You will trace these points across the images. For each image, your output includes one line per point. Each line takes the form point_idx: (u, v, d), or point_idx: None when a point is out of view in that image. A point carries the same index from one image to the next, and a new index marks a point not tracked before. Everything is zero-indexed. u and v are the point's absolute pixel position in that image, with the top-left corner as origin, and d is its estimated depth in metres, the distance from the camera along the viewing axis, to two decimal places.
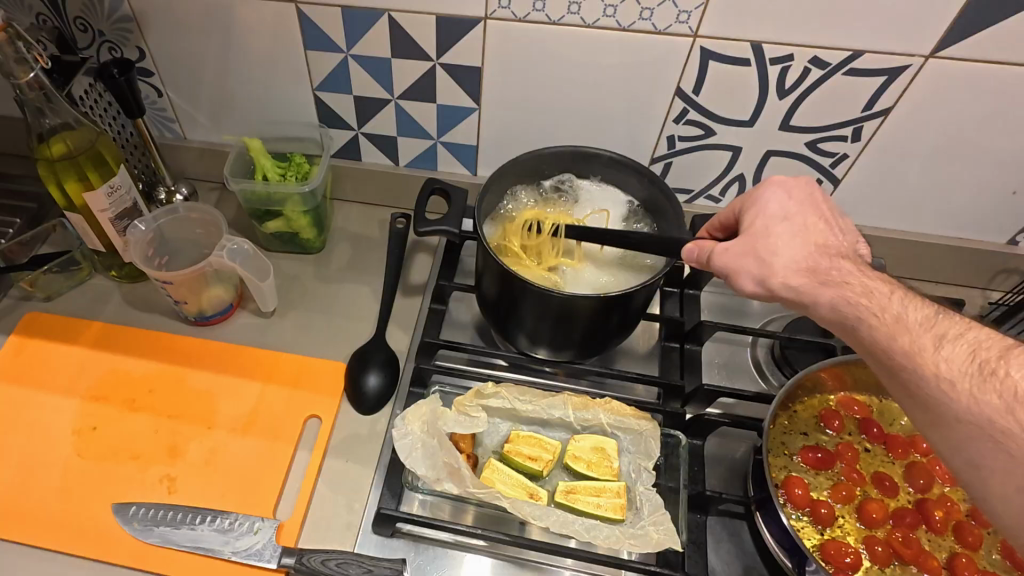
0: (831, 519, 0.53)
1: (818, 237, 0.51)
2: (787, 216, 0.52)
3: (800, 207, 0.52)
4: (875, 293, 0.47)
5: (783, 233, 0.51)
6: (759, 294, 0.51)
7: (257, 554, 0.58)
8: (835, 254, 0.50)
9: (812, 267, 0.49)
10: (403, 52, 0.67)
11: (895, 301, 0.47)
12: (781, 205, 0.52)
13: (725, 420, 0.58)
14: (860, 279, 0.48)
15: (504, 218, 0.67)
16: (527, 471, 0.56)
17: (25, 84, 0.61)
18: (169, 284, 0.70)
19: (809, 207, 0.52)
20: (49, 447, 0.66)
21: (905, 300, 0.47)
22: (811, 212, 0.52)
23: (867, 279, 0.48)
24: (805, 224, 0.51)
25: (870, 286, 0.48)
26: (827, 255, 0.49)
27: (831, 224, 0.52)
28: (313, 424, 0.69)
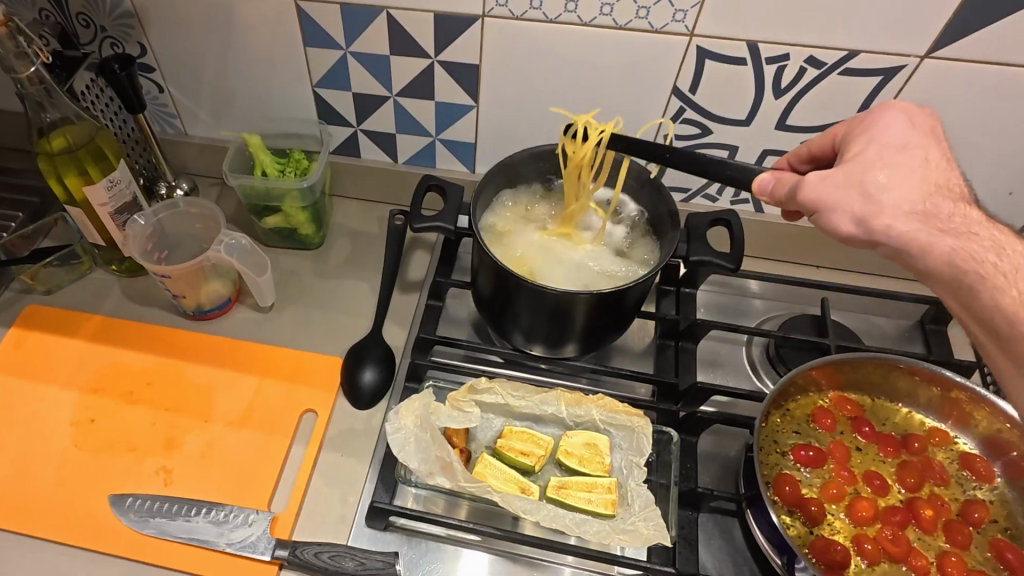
0: (821, 517, 0.53)
1: (938, 177, 0.48)
2: (903, 150, 0.48)
3: (917, 143, 0.49)
4: (1002, 248, 0.44)
5: (897, 171, 0.47)
6: (855, 234, 0.47)
7: (251, 546, 0.59)
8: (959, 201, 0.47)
9: (930, 215, 0.45)
10: (401, 49, 0.67)
11: (1020, 266, 0.44)
12: (899, 134, 0.49)
13: (717, 417, 0.58)
14: (986, 231, 0.45)
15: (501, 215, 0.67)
16: (519, 466, 0.56)
17: (25, 78, 0.62)
18: (167, 278, 0.70)
19: (930, 144, 0.49)
20: (48, 439, 0.67)
21: None
22: (931, 150, 0.49)
23: (989, 232, 0.45)
24: (926, 161, 0.48)
25: (995, 240, 0.45)
26: (946, 193, 0.47)
27: (944, 161, 0.49)
28: (309, 418, 0.69)
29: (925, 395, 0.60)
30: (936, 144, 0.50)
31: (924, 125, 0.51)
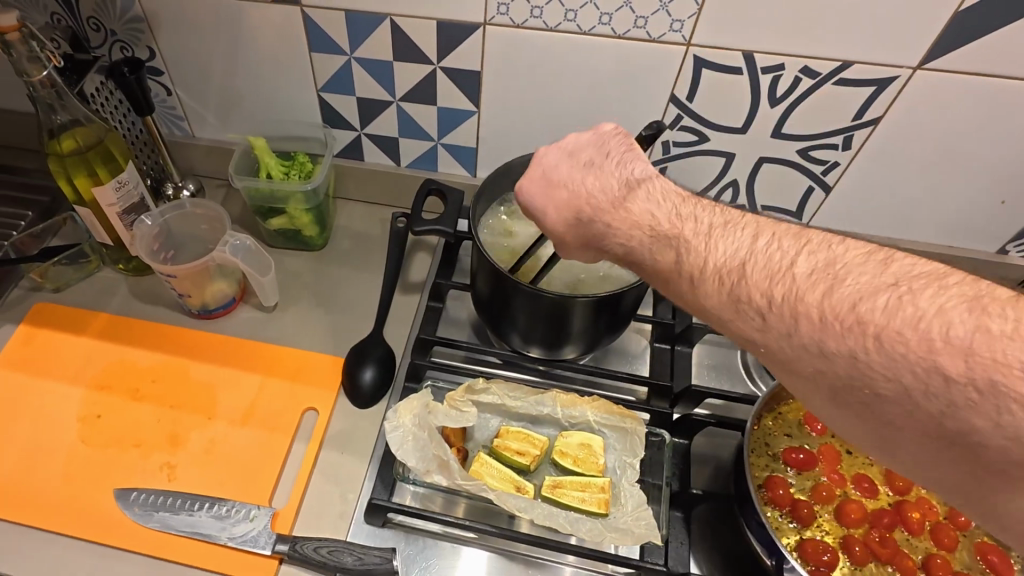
0: (810, 518, 0.54)
1: (570, 200, 0.50)
2: (549, 205, 0.51)
3: (546, 184, 0.51)
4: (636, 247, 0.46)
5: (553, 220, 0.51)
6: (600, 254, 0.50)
7: (251, 540, 0.60)
8: (591, 211, 0.49)
9: (601, 243, 0.49)
10: (405, 55, 0.69)
11: (648, 247, 0.45)
12: (534, 201, 0.52)
13: (711, 420, 0.59)
14: (617, 240, 0.47)
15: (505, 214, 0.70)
16: (514, 465, 0.57)
17: (37, 82, 0.63)
18: (173, 278, 0.72)
19: (545, 188, 0.51)
20: (55, 434, 0.68)
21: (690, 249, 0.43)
22: (554, 187, 0.51)
23: (617, 224, 0.47)
24: (554, 197, 0.51)
25: (628, 238, 0.47)
26: (581, 217, 0.50)
27: (568, 178, 0.51)
28: (310, 416, 0.70)
29: None
30: (563, 165, 0.52)
31: (540, 161, 0.53)
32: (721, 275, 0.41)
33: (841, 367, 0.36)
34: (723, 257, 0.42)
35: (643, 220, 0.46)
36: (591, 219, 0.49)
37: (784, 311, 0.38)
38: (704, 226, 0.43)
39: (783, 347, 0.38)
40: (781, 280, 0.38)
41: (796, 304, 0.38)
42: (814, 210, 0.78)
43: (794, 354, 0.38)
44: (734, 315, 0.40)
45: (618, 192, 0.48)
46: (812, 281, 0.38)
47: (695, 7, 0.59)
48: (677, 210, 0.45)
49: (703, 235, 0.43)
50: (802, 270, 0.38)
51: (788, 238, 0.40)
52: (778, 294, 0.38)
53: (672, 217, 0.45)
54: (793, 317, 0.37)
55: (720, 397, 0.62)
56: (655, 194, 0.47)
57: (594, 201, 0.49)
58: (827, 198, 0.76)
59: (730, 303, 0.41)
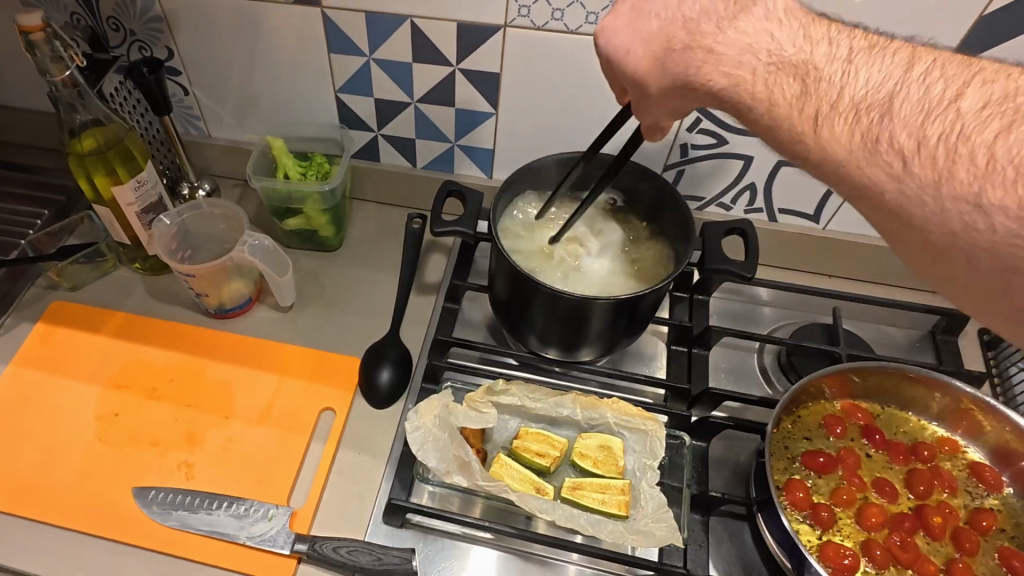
0: (831, 522, 0.54)
1: (665, 30, 0.48)
2: (634, 41, 0.50)
3: (634, 19, 0.50)
4: (745, 80, 0.44)
5: (639, 61, 0.50)
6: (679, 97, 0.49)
7: (270, 540, 0.60)
8: (688, 39, 0.47)
9: (687, 78, 0.47)
10: (424, 57, 0.69)
11: (766, 74, 0.44)
12: (616, 40, 0.50)
13: (729, 422, 0.60)
14: (719, 69, 0.45)
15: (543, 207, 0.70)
16: (534, 466, 0.57)
17: (60, 81, 0.63)
18: (191, 277, 0.72)
19: (635, 23, 0.50)
20: (72, 432, 0.69)
21: (841, 79, 0.41)
22: (645, 19, 0.49)
23: (724, 48, 0.45)
24: (646, 28, 0.49)
25: (733, 67, 0.45)
26: (674, 47, 0.47)
27: (662, 8, 0.48)
28: (327, 416, 0.71)
29: (936, 404, 0.61)
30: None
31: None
32: (859, 108, 0.39)
33: (999, 223, 0.33)
34: (865, 90, 0.40)
35: (757, 44, 0.44)
36: (686, 47, 0.47)
37: (940, 155, 0.36)
38: (845, 56, 0.41)
39: (922, 195, 0.36)
40: (941, 115, 0.37)
41: (953, 149, 0.35)
42: (829, 218, 0.78)
43: (932, 202, 0.36)
44: (864, 155, 0.39)
45: (728, 11, 0.46)
46: (978, 117, 0.36)
47: None
48: (809, 35, 0.43)
49: (839, 63, 0.41)
50: (966, 104, 0.36)
51: (952, 78, 0.38)
52: (933, 133, 0.36)
53: (799, 41, 0.43)
54: (946, 159, 0.35)
55: (737, 400, 0.62)
56: (779, 15, 0.45)
57: (697, 27, 0.47)
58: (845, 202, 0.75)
59: (864, 143, 0.39)
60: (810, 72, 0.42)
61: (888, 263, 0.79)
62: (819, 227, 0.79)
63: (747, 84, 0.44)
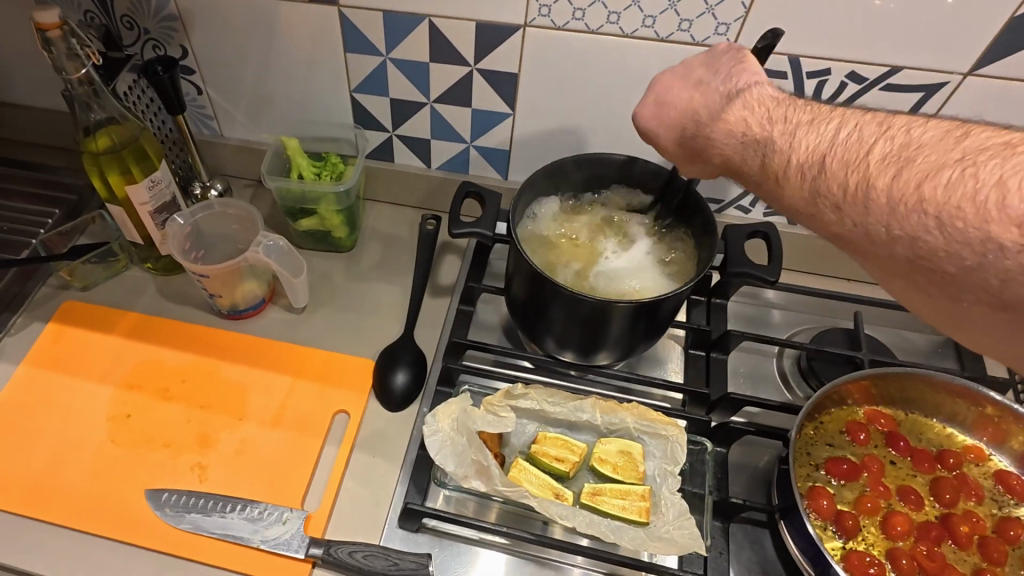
0: (855, 530, 0.53)
1: (683, 116, 0.53)
2: (663, 123, 0.54)
3: (657, 107, 0.54)
4: (730, 152, 0.48)
5: (664, 138, 0.55)
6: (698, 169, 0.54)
7: (284, 544, 0.60)
8: (699, 122, 0.51)
9: (703, 154, 0.51)
10: (442, 57, 0.68)
11: (740, 151, 0.47)
12: (646, 122, 0.55)
13: (751, 428, 0.59)
14: (716, 147, 0.49)
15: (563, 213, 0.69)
16: (553, 471, 0.56)
17: (75, 79, 0.63)
18: (205, 277, 0.71)
19: (658, 106, 0.54)
20: (85, 433, 0.68)
21: (788, 140, 0.44)
22: (664, 106, 0.54)
23: (716, 131, 0.49)
24: (669, 113, 0.54)
25: (722, 142, 0.49)
26: (688, 131, 0.52)
27: (678, 97, 0.53)
28: (341, 418, 0.70)
29: (962, 411, 0.60)
30: (678, 89, 0.53)
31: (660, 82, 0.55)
32: (803, 168, 0.43)
33: (919, 250, 0.37)
34: (805, 152, 0.43)
35: (736, 127, 0.47)
36: (699, 131, 0.51)
37: (856, 203, 0.39)
38: (790, 125, 0.44)
39: (860, 237, 0.40)
40: (856, 167, 0.40)
41: (868, 195, 0.39)
42: None
43: (865, 242, 0.39)
44: (816, 209, 0.42)
45: (720, 103, 0.49)
46: (883, 166, 0.39)
47: (741, 11, 0.58)
48: (768, 113, 0.46)
49: (786, 136, 0.44)
50: (876, 156, 0.39)
51: (870, 131, 0.40)
52: (849, 184, 0.40)
53: (762, 121, 0.46)
54: (864, 205, 0.39)
55: (759, 405, 0.61)
56: (748, 98, 0.48)
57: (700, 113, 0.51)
58: None
59: (809, 198, 0.42)
60: (765, 141, 0.46)
61: None
62: None
63: (732, 154, 0.48)
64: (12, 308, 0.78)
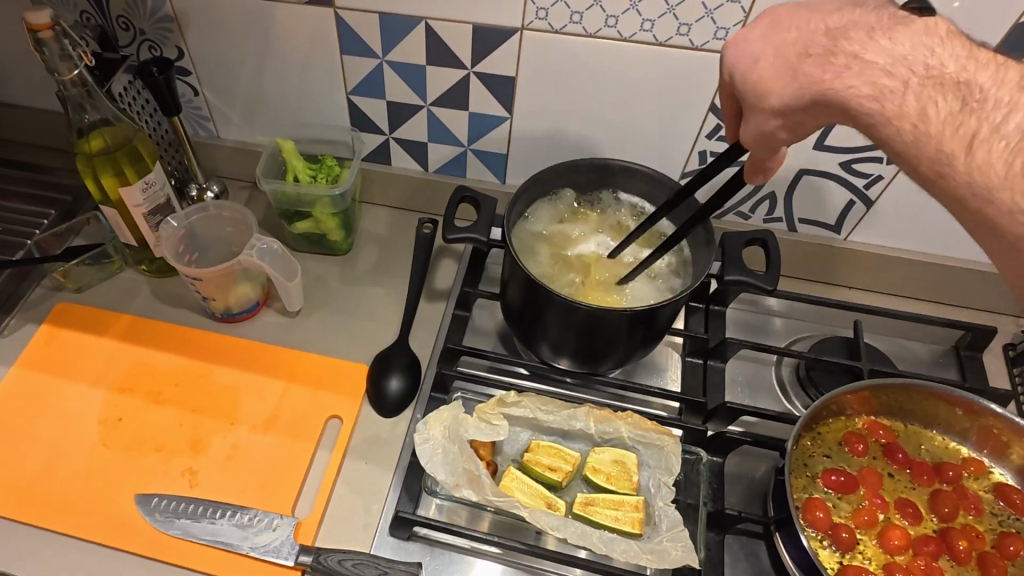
0: (852, 544, 0.52)
1: (804, 42, 0.47)
2: (771, 54, 0.49)
3: (768, 33, 0.49)
4: (885, 90, 0.43)
5: (764, 70, 0.49)
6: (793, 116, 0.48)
7: (274, 551, 0.59)
8: (839, 46, 0.45)
9: (823, 87, 0.45)
10: (438, 60, 0.67)
11: (916, 84, 0.42)
12: (743, 53, 0.50)
13: (747, 438, 0.58)
14: (863, 75, 0.43)
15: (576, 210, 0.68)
16: (546, 481, 0.56)
17: (68, 80, 0.62)
18: (198, 280, 0.71)
19: (776, 31, 0.49)
20: (76, 436, 0.67)
21: (1005, 103, 0.39)
22: (783, 31, 0.49)
23: (870, 56, 0.44)
24: (780, 37, 0.48)
25: (876, 72, 0.43)
26: (812, 54, 0.46)
27: (803, 22, 0.48)
28: (333, 424, 0.69)
29: (962, 423, 0.59)
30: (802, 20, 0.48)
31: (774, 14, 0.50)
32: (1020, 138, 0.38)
33: None
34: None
35: (920, 57, 0.42)
36: (824, 52, 0.46)
37: None
38: (1008, 82, 0.40)
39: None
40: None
41: None
42: (851, 228, 0.76)
43: None
44: (1011, 187, 0.37)
45: (879, 28, 0.44)
46: None
47: (741, 15, 0.58)
48: (975, 56, 0.41)
49: (1008, 87, 0.40)
50: None
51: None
52: None
53: (962, 62, 0.42)
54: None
55: (756, 415, 0.61)
56: (933, 32, 0.43)
57: (843, 34, 0.45)
58: (868, 213, 0.73)
59: (1016, 171, 0.37)
60: (967, 87, 0.41)
61: (911, 275, 0.77)
62: (840, 238, 0.77)
63: (885, 91, 0.43)
64: (5, 310, 0.77)
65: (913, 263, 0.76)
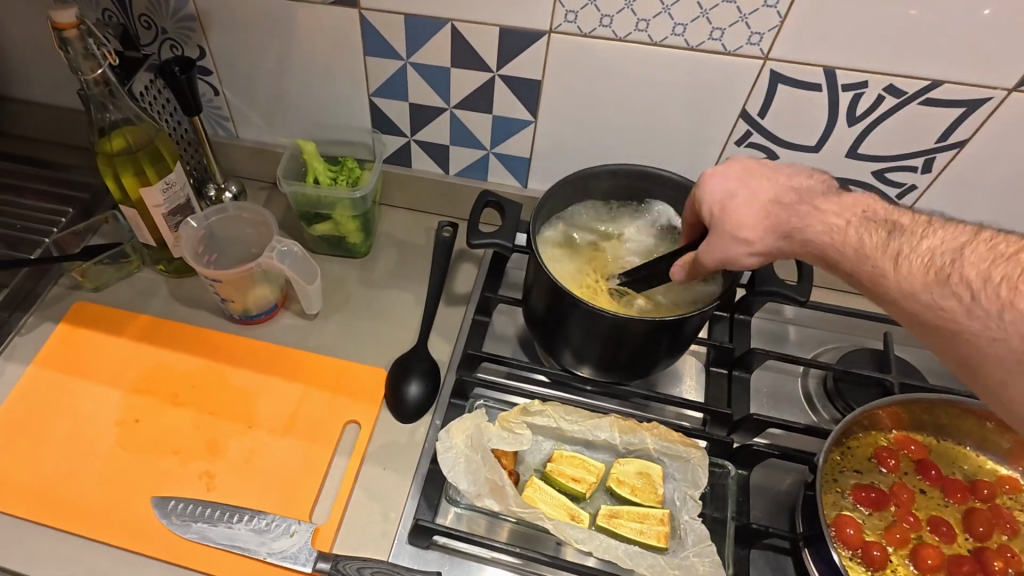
0: (883, 562, 0.51)
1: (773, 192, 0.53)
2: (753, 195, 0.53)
3: (746, 175, 0.54)
4: (838, 230, 0.49)
5: (739, 203, 0.53)
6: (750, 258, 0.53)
7: (291, 557, 0.58)
8: (803, 200, 0.52)
9: (793, 227, 0.51)
10: (463, 62, 0.67)
11: (854, 224, 0.49)
12: (723, 187, 0.54)
13: (774, 452, 0.57)
14: (820, 218, 0.50)
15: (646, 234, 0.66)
16: (569, 492, 0.55)
17: (91, 79, 0.62)
18: (217, 281, 0.70)
19: (752, 176, 0.54)
20: (92, 436, 0.67)
21: (931, 230, 0.46)
22: (759, 175, 0.54)
23: (826, 207, 0.51)
24: (755, 181, 0.54)
25: (829, 218, 0.50)
26: (784, 203, 0.52)
27: (769, 181, 0.54)
28: (351, 429, 0.69)
29: (997, 440, 0.57)
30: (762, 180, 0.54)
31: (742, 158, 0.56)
32: (934, 251, 0.44)
33: None
34: (942, 241, 0.44)
35: (859, 208, 0.50)
36: (793, 202, 0.52)
37: (990, 292, 0.40)
38: (924, 220, 0.47)
39: (985, 329, 0.40)
40: (1005, 262, 0.41)
41: (998, 288, 0.40)
42: None
43: (991, 337, 0.40)
44: (931, 290, 0.43)
45: (827, 192, 0.52)
46: None
47: (777, 21, 0.56)
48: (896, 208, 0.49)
49: (922, 223, 0.47)
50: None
51: (1013, 240, 0.42)
52: (998, 273, 0.40)
53: (890, 211, 0.49)
54: (1008, 294, 0.39)
55: (783, 427, 0.59)
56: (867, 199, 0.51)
57: (805, 190, 0.53)
58: None
59: (938, 279, 0.43)
60: (898, 220, 0.48)
61: None
62: None
63: (837, 230, 0.49)
64: (23, 308, 0.77)
65: None
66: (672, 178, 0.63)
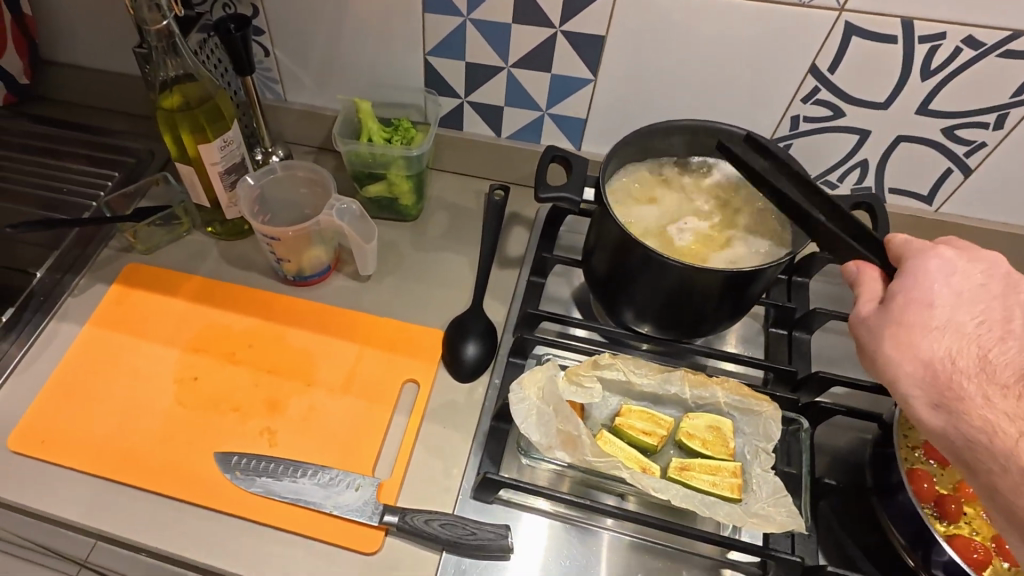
0: (958, 514, 0.52)
1: (961, 344, 0.45)
2: (947, 326, 0.46)
3: (956, 301, 0.46)
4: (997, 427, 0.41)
5: (918, 286, 0.47)
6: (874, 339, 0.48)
7: (358, 510, 0.58)
8: (982, 375, 0.43)
9: (940, 355, 0.45)
10: (525, 18, 0.66)
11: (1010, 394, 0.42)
12: (932, 289, 0.46)
13: (842, 408, 0.57)
14: (981, 397, 0.43)
15: (746, 242, 0.61)
16: (640, 445, 0.55)
17: (155, 32, 0.61)
18: (275, 240, 0.70)
19: (965, 305, 0.46)
20: (152, 394, 0.67)
21: None
22: (962, 314, 0.46)
23: (999, 351, 0.44)
24: (943, 308, 0.46)
25: (1000, 417, 0.42)
26: (937, 375, 0.44)
27: (973, 342, 0.45)
28: (410, 388, 0.68)
29: None
30: (969, 323, 0.45)
31: (961, 271, 0.47)
32: None
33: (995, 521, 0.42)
34: None
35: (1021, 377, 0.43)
36: (952, 389, 0.44)
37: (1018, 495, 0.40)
38: None
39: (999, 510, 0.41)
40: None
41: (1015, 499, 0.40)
42: (936, 206, 0.72)
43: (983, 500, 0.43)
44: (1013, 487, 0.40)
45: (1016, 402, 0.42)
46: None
47: None
48: None
49: None
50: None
51: None
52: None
53: None
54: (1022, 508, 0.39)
55: (849, 386, 0.59)
56: None
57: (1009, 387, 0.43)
58: (965, 182, 0.69)
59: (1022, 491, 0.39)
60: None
61: (1001, 251, 0.73)
62: (931, 210, 0.72)
63: (998, 431, 0.42)
64: (75, 270, 0.78)
65: (1015, 239, 0.71)
66: (740, 134, 0.62)
